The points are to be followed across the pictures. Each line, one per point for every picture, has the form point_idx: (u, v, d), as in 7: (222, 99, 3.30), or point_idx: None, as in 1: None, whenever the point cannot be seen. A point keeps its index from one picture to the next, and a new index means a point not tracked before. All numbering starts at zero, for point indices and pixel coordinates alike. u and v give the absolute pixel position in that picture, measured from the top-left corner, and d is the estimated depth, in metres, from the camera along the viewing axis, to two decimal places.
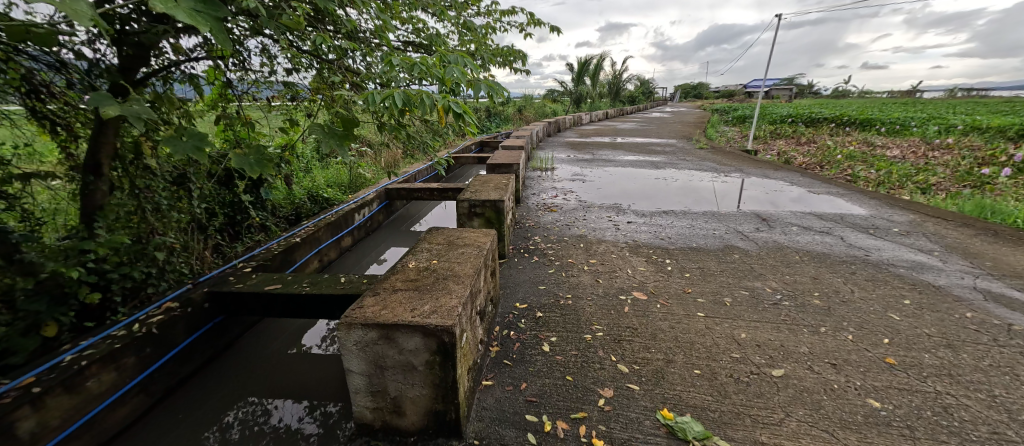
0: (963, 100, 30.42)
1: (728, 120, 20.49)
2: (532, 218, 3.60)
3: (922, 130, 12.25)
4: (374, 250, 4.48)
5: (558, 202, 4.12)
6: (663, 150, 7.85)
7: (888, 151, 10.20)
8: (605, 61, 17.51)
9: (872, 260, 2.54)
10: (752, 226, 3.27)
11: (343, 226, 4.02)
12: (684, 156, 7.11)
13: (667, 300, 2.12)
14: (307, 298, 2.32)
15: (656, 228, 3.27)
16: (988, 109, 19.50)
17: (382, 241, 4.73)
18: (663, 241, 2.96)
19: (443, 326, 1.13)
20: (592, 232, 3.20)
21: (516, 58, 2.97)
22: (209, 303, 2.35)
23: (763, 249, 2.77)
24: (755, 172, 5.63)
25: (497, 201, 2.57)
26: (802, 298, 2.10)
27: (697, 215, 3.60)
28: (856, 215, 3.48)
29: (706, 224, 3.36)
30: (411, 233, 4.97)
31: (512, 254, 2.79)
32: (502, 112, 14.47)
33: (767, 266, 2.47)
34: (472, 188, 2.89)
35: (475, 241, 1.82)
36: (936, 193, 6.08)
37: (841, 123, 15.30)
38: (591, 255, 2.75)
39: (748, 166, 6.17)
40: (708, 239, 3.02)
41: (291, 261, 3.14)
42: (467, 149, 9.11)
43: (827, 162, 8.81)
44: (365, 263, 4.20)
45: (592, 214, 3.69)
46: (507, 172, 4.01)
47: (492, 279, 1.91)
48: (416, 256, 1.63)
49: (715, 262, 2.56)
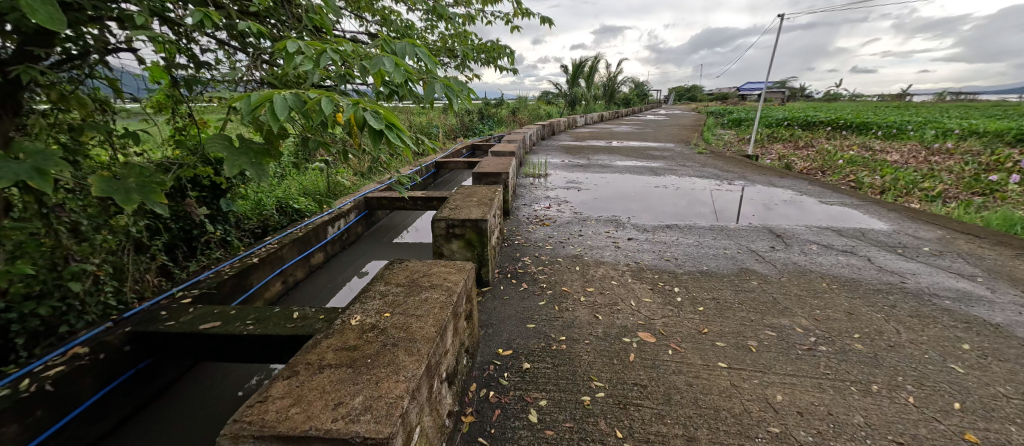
0: (953, 104, 30.63)
1: (723, 123, 20.32)
2: (522, 234, 3.24)
3: (920, 134, 12.07)
4: (351, 266, 4.10)
5: (551, 214, 3.76)
6: (661, 155, 7.53)
7: (888, 155, 9.98)
8: (600, 63, 17.20)
9: (910, 289, 2.22)
10: (767, 244, 2.92)
11: (313, 242, 3.62)
12: (684, 161, 6.79)
13: (681, 344, 1.76)
14: (248, 339, 1.93)
15: (660, 246, 2.92)
16: (982, 113, 19.50)
17: (360, 255, 4.33)
18: (669, 263, 2.61)
19: (374, 441, 0.76)
20: (589, 252, 2.84)
21: (501, 55, 2.61)
22: (130, 345, 1.96)
23: (784, 274, 2.42)
24: (759, 180, 5.31)
25: (479, 220, 2.20)
26: (841, 341, 1.77)
27: (703, 230, 3.26)
28: (878, 231, 3.17)
29: (715, 241, 3.01)
30: (393, 246, 4.58)
31: (498, 280, 2.42)
32: (495, 113, 14.08)
33: (792, 297, 2.13)
34: (452, 203, 2.52)
35: (444, 281, 1.45)
36: (946, 202, 5.82)
37: (838, 126, 15.13)
38: (589, 281, 2.39)
39: (751, 172, 5.87)
40: (720, 259, 2.67)
41: (245, 286, 2.75)
42: (457, 153, 8.74)
43: (828, 167, 8.55)
44: (340, 282, 3.82)
45: (588, 229, 3.33)
46: (495, 181, 3.65)
47: (466, 325, 1.54)
48: (364, 307, 1.26)
49: (731, 291, 2.21)
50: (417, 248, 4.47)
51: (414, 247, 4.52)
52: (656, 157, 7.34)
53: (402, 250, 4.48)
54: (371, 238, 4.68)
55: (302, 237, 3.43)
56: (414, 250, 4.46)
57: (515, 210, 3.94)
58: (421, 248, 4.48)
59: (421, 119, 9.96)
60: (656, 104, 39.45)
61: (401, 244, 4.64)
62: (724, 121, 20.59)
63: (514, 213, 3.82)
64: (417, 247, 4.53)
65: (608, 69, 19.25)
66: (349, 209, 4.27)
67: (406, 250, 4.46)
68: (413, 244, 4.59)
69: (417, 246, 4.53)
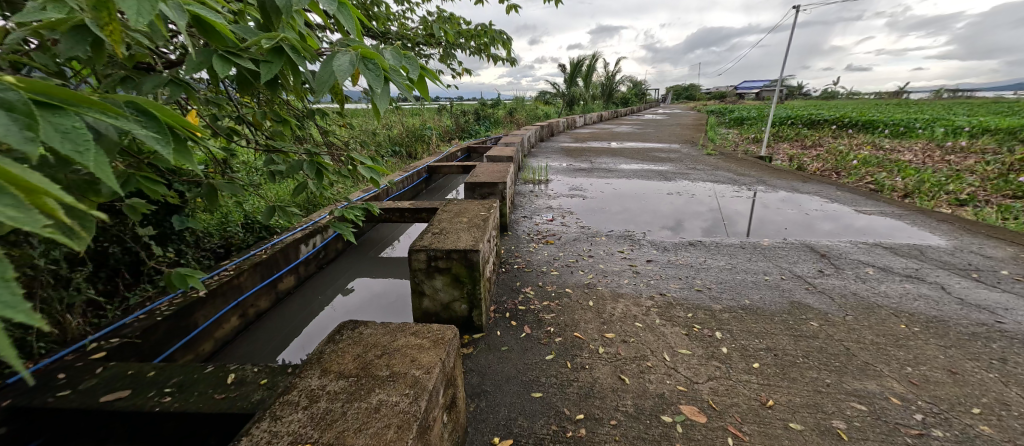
0: (954, 101, 30.32)
1: (725, 122, 19.86)
2: (522, 256, 2.76)
3: (932, 132, 11.68)
4: (327, 289, 3.60)
5: (554, 229, 3.30)
6: (668, 158, 7.08)
7: (902, 155, 9.57)
8: (598, 62, 16.75)
9: (1012, 333, 1.76)
10: (813, 268, 2.46)
11: (283, 264, 3.14)
12: (693, 164, 6.33)
13: (742, 427, 1.30)
14: (159, 419, 1.44)
15: (687, 271, 2.46)
16: (988, 109, 19.14)
17: (340, 276, 3.85)
18: (703, 295, 2.15)
19: None
20: (603, 280, 2.37)
21: (494, 41, 2.13)
22: (6, 427, 1.47)
23: (847, 309, 1.96)
24: (781, 185, 4.83)
25: (469, 251, 1.73)
26: (957, 419, 1.31)
27: (734, 249, 2.79)
28: (937, 249, 2.70)
29: (750, 263, 2.55)
30: (378, 264, 4.12)
31: (494, 322, 1.95)
32: (492, 114, 13.60)
33: (870, 348, 1.67)
34: (437, 225, 2.05)
35: (409, 369, 0.96)
36: (980, 206, 5.38)
37: (843, 124, 14.73)
38: (607, 322, 1.91)
39: (769, 176, 5.41)
40: (762, 288, 2.21)
41: (187, 326, 2.26)
42: (452, 157, 8.25)
43: (843, 168, 8.11)
44: (315, 309, 3.34)
45: (598, 248, 2.87)
46: (491, 192, 3.17)
47: (446, 422, 1.06)
48: (275, 430, 0.79)
49: (789, 337, 1.75)
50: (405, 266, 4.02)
51: (401, 265, 4.05)
52: (663, 159, 6.89)
53: (389, 269, 4.02)
54: (354, 254, 4.20)
55: (268, 260, 2.94)
56: (402, 269, 4.00)
57: (513, 224, 3.47)
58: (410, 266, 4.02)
59: (413, 122, 9.47)
60: (654, 103, 39.09)
61: (387, 261, 4.17)
62: (725, 120, 20.16)
63: (512, 228, 3.35)
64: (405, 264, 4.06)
65: (606, 68, 18.80)
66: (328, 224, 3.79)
67: (392, 268, 4.00)
68: (401, 261, 4.13)
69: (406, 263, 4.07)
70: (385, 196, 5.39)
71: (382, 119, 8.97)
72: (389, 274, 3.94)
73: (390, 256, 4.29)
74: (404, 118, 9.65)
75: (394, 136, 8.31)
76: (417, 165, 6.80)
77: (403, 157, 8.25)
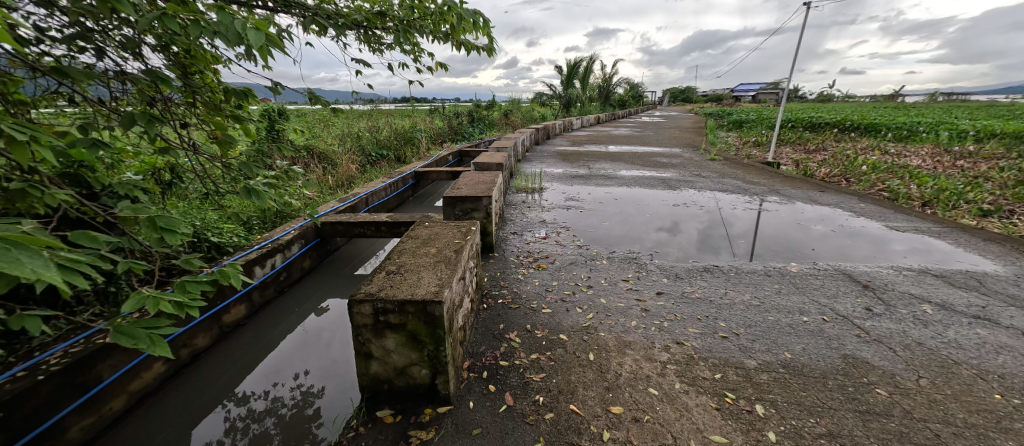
0: (950, 104, 30.28)
1: (724, 124, 19.54)
2: (509, 287, 2.32)
3: (937, 136, 11.37)
4: (292, 315, 3.16)
5: (547, 249, 2.87)
6: (670, 163, 6.67)
7: (911, 160, 9.23)
8: (595, 63, 16.41)
9: None
10: (859, 305, 2.04)
11: (233, 290, 2.71)
12: (698, 171, 5.93)
13: None
14: None
15: (706, 308, 2.03)
16: (988, 112, 18.88)
17: (308, 298, 3.41)
18: (731, 345, 1.72)
19: None
20: (605, 322, 1.93)
21: (465, 25, 1.73)
22: None
23: (917, 369, 1.54)
24: (797, 194, 4.42)
25: (431, 301, 1.29)
26: None
27: (759, 277, 2.37)
28: (998, 279, 2.30)
29: (781, 297, 2.12)
30: (352, 280, 3.70)
31: (468, 386, 1.51)
32: (486, 116, 13.14)
33: (966, 434, 1.25)
34: (397, 258, 1.61)
35: None
36: (1006, 217, 5.00)
37: (845, 127, 14.41)
38: (613, 388, 1.48)
39: (782, 184, 5.01)
40: (803, 334, 1.78)
41: (86, 382, 1.81)
42: (441, 161, 7.80)
43: (852, 174, 7.75)
44: (274, 339, 2.91)
45: (598, 275, 2.44)
46: (474, 208, 2.73)
47: None
48: None
49: (853, 414, 1.33)
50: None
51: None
52: (665, 165, 6.48)
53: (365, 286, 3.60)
54: (325, 271, 3.76)
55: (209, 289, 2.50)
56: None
57: (499, 243, 3.03)
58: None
59: (402, 124, 9.01)
60: (652, 106, 38.83)
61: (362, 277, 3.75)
62: (724, 123, 19.88)
63: (499, 249, 2.90)
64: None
65: (604, 70, 18.45)
66: (291, 240, 3.35)
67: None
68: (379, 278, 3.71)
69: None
70: (365, 206, 4.94)
71: (369, 121, 8.50)
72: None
73: (365, 274, 3.83)
74: (393, 120, 9.19)
75: (380, 139, 7.85)
76: (403, 171, 6.35)
77: (390, 161, 7.79)
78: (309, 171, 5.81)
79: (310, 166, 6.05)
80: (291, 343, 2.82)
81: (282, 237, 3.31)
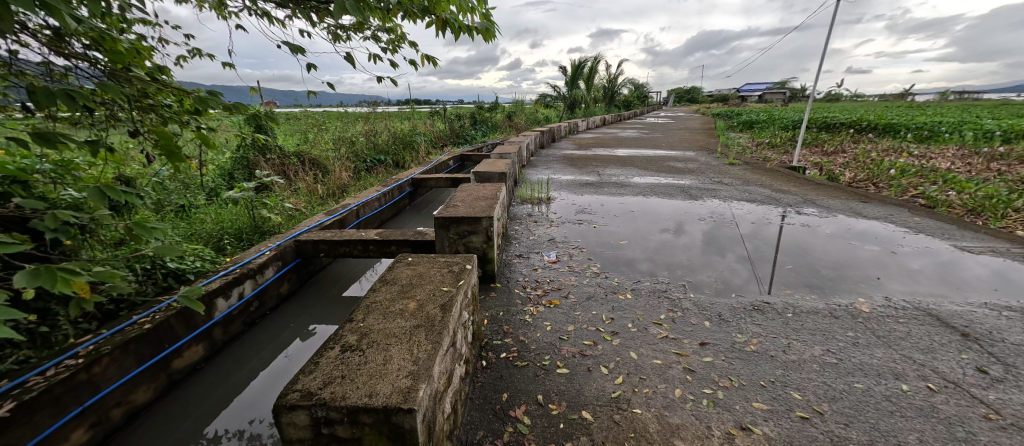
0: (964, 103, 29.50)
1: (734, 125, 18.99)
2: (515, 333, 1.87)
3: (963, 135, 10.77)
4: (264, 350, 2.75)
5: (560, 278, 2.43)
6: (687, 169, 6.19)
7: (939, 163, 8.68)
8: (601, 63, 15.98)
9: None
10: (967, 364, 1.58)
11: (189, 329, 2.30)
12: (718, 177, 5.46)
13: None
14: None
15: (769, 369, 1.58)
16: (1008, 111, 18.17)
17: (286, 327, 3.00)
18: (817, 433, 1.27)
19: None
20: (640, 391, 1.48)
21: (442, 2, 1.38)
22: None
23: None
24: (836, 205, 3.95)
25: (397, 409, 0.85)
26: None
27: (825, 320, 1.90)
28: None
29: (862, 352, 1.67)
30: (340, 302, 3.30)
31: None
32: (489, 118, 12.70)
33: None
34: (361, 321, 1.17)
35: None
36: None
37: (862, 127, 13.81)
38: None
39: (815, 192, 4.53)
40: (910, 414, 1.33)
41: None
42: (441, 166, 7.38)
43: (880, 178, 7.22)
44: (243, 378, 2.52)
45: (624, 315, 2.00)
46: (472, 230, 2.28)
47: None
48: None
49: None
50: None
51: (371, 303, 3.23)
52: (681, 171, 6.00)
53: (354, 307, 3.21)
54: (310, 293, 3.36)
55: (154, 331, 2.08)
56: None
57: (502, 269, 2.58)
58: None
59: (400, 128, 8.59)
60: (657, 106, 38.30)
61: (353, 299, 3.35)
62: (733, 124, 19.37)
63: (502, 277, 2.46)
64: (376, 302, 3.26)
65: (609, 70, 17.93)
66: (265, 262, 2.94)
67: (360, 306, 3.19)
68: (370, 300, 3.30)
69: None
70: (356, 218, 4.54)
71: (365, 124, 8.09)
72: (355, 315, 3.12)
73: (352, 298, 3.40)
74: (391, 123, 8.78)
75: (377, 144, 7.44)
76: (399, 178, 5.93)
77: (388, 167, 7.38)
78: (298, 180, 5.41)
79: (300, 174, 5.64)
80: (263, 383, 2.43)
81: (254, 260, 2.90)
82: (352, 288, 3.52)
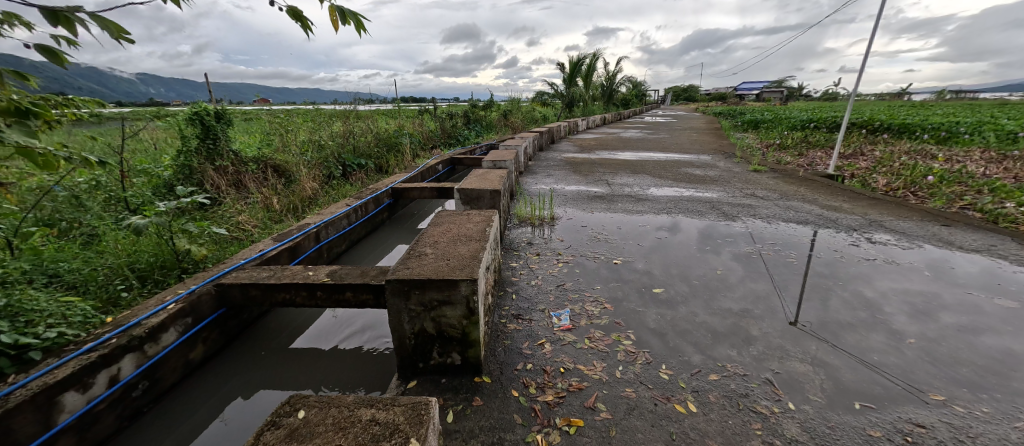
0: (966, 101, 28.92)
1: (738, 124, 18.20)
2: None
3: (986, 137, 10.01)
4: (167, 438, 1.97)
5: (578, 364, 1.63)
6: (708, 177, 5.40)
7: (973, 168, 7.91)
8: (600, 60, 15.15)
9: None
10: None
11: None
12: (747, 189, 4.68)
13: None
14: None
15: None
16: (1018, 111, 17.48)
17: (205, 402, 2.21)
18: None
19: None
20: None
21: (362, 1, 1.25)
22: None
23: None
24: (913, 229, 3.18)
25: None
26: None
27: None
28: None
29: None
30: (290, 357, 2.54)
31: None
32: (483, 117, 11.83)
33: None
34: None
35: None
36: None
37: (875, 127, 13.06)
38: None
39: (875, 210, 3.75)
40: None
41: None
42: (429, 171, 6.53)
43: (918, 186, 6.45)
44: None
45: None
46: (444, 300, 1.46)
47: None
48: None
49: None
50: (334, 363, 2.44)
51: (328, 361, 2.47)
52: (703, 180, 5.20)
53: (308, 365, 2.46)
54: (249, 347, 2.60)
55: None
56: (331, 367, 2.43)
57: (490, 342, 1.78)
58: (342, 363, 2.44)
59: (384, 127, 7.72)
60: (655, 105, 37.54)
61: (306, 351, 2.58)
62: (736, 123, 18.59)
63: (493, 363, 1.65)
64: (334, 358, 2.49)
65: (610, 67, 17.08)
66: (164, 322, 2.12)
67: (314, 364, 2.44)
68: (327, 357, 2.51)
69: (334, 362, 2.47)
70: (317, 243, 3.66)
71: (344, 122, 7.19)
72: (309, 376, 2.36)
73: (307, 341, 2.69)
74: (373, 122, 7.89)
75: (356, 147, 6.56)
76: (376, 187, 5.09)
77: (367, 171, 6.52)
78: (253, 192, 4.53)
79: (258, 186, 4.77)
80: None
81: (148, 322, 2.06)
82: (305, 338, 2.72)
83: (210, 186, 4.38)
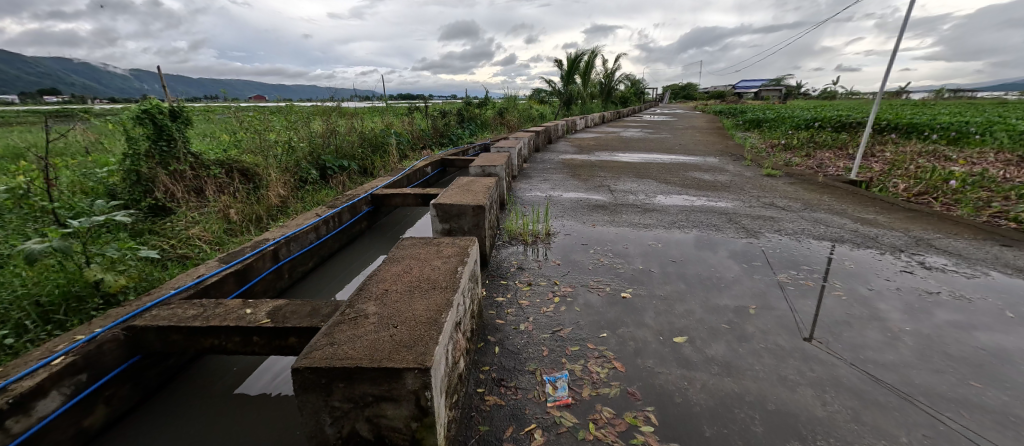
0: (967, 100, 28.55)
1: (739, 123, 17.74)
2: None
3: (999, 137, 9.57)
4: None
5: None
6: (719, 183, 4.94)
7: (993, 171, 7.46)
8: (599, 56, 14.62)
9: None
10: None
11: None
12: (766, 197, 4.21)
13: None
14: None
15: None
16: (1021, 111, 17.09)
17: None
18: None
19: None
20: None
21: None
22: None
23: None
24: (972, 252, 2.70)
25: None
26: None
27: None
28: None
29: None
30: (223, 411, 2.06)
31: None
32: (478, 115, 11.31)
33: None
34: None
35: None
36: None
37: (882, 127, 12.61)
38: None
39: (918, 225, 3.27)
40: None
41: None
42: (416, 174, 6.04)
43: (940, 191, 6.00)
44: None
45: None
46: (382, 397, 0.98)
47: None
48: None
49: None
50: (275, 415, 1.96)
51: (267, 418, 1.98)
52: (715, 187, 4.73)
53: (244, 421, 1.98)
54: (173, 402, 2.11)
55: None
56: (270, 426, 1.94)
57: (459, 433, 1.29)
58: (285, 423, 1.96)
59: (369, 126, 7.21)
60: (653, 103, 37.11)
61: (243, 401, 2.10)
62: (738, 121, 18.13)
63: None
64: (277, 417, 2.00)
65: None
66: (42, 385, 1.62)
67: (251, 419, 1.97)
68: (268, 413, 2.03)
69: (275, 422, 1.98)
70: (276, 262, 3.16)
71: (326, 120, 6.67)
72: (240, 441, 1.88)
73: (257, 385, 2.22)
74: (358, 121, 7.38)
75: (338, 148, 6.05)
76: (354, 193, 4.59)
77: (350, 174, 6.01)
78: (213, 199, 4.01)
79: (220, 193, 4.25)
80: None
81: (14, 388, 1.55)
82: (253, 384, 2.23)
83: (163, 193, 3.86)
